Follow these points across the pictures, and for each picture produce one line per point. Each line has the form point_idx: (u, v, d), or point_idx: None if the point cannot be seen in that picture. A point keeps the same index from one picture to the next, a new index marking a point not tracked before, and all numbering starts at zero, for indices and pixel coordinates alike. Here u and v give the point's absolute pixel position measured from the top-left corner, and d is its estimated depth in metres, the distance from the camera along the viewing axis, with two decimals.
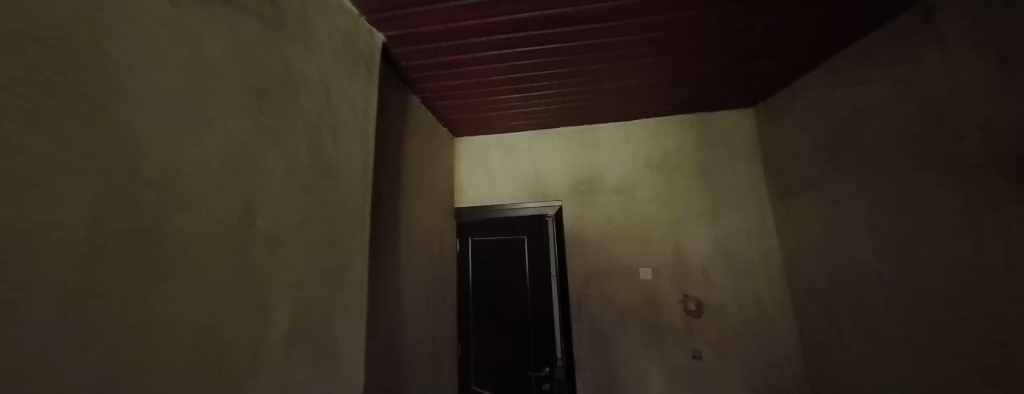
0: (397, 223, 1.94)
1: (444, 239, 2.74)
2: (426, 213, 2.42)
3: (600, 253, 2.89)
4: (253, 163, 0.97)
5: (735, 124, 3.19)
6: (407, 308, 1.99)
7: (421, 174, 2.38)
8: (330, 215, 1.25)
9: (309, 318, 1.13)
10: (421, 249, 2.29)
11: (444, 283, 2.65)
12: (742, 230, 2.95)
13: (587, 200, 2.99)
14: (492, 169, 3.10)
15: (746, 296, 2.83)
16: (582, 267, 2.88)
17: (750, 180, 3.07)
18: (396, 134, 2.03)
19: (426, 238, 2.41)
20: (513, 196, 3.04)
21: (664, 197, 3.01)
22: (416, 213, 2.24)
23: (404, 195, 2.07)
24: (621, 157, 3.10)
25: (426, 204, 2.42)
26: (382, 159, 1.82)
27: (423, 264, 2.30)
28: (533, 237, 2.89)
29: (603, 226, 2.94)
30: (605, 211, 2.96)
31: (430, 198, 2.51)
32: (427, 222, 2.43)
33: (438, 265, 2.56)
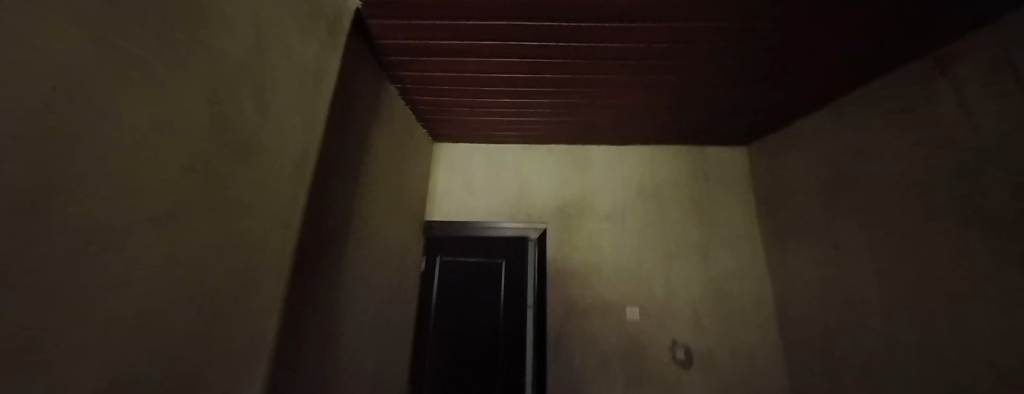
0: (344, 232, 1.55)
1: (407, 255, 2.35)
2: (388, 222, 2.04)
3: (582, 288, 2.53)
4: (91, 120, 0.57)
5: (729, 161, 2.87)
6: (340, 339, 1.55)
7: (386, 175, 1.99)
8: (225, 215, 0.86)
9: (156, 373, 0.70)
10: (374, 264, 1.88)
11: (405, 307, 2.29)
12: (730, 275, 2.59)
13: (574, 227, 2.66)
14: (472, 181, 2.75)
15: (741, 348, 2.46)
16: (562, 301, 2.50)
17: (741, 219, 2.74)
18: (359, 124, 1.66)
19: (386, 253, 2.03)
20: (492, 213, 2.67)
21: (657, 229, 2.68)
22: (373, 220, 1.86)
23: (361, 198, 1.69)
24: (614, 182, 2.79)
25: (387, 212, 2.04)
26: (333, 148, 1.42)
27: (374, 284, 1.90)
28: (513, 262, 2.62)
29: (586, 257, 2.58)
30: (587, 240, 2.63)
31: (393, 206, 2.12)
32: (387, 234, 2.05)
33: (392, 288, 2.12)
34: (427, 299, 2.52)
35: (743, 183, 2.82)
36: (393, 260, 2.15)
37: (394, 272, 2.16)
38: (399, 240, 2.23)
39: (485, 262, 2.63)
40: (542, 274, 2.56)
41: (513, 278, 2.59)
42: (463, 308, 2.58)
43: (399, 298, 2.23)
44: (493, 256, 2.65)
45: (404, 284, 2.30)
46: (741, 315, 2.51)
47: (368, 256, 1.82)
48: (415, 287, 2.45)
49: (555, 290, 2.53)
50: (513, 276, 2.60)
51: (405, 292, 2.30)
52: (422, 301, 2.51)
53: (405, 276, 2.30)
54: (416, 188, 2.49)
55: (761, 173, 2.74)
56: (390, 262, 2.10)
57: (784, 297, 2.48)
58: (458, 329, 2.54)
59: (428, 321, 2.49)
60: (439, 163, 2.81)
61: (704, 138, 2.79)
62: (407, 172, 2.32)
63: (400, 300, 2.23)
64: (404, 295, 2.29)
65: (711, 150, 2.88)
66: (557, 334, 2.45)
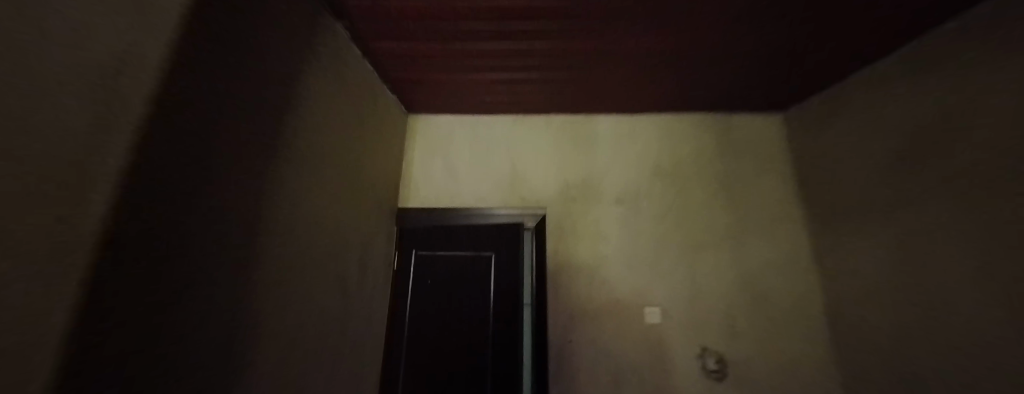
0: (246, 215, 1.04)
1: (368, 250, 1.87)
2: (331, 207, 1.52)
3: (587, 286, 2.06)
4: None
5: (761, 133, 2.29)
6: (247, 367, 1.06)
7: (326, 142, 1.45)
8: None
9: None
10: (311, 262, 1.39)
11: (360, 314, 1.79)
12: (769, 265, 2.08)
13: (579, 213, 2.15)
14: (455, 159, 2.25)
15: (781, 355, 1.96)
16: (568, 300, 2.04)
17: (782, 202, 2.17)
18: (273, 66, 1.14)
19: (330, 247, 1.53)
20: (478, 197, 2.17)
21: (679, 212, 2.15)
22: (306, 203, 1.34)
23: (277, 171, 1.17)
24: (626, 157, 2.23)
25: (333, 194, 1.53)
26: (218, 90, 0.91)
27: (314, 289, 1.41)
28: (506, 254, 2.05)
29: (591, 250, 2.10)
30: (596, 229, 2.13)
31: (345, 187, 1.63)
32: (334, 223, 1.54)
33: (341, 290, 1.63)
34: (402, 299, 2.06)
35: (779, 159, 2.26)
36: (345, 254, 1.66)
37: (345, 272, 1.66)
38: (353, 232, 1.73)
39: (473, 256, 2.09)
40: (540, 272, 2.08)
41: (506, 274, 2.03)
42: (445, 314, 2.02)
43: (354, 304, 1.73)
44: (481, 249, 2.09)
45: (359, 287, 1.78)
46: (791, 315, 2.01)
47: (300, 252, 1.32)
48: (383, 288, 2.01)
49: (554, 288, 2.06)
50: (506, 271, 2.03)
51: (365, 295, 1.83)
52: (397, 301, 2.06)
53: (362, 274, 1.82)
54: (380, 168, 1.98)
55: (805, 143, 2.19)
56: (339, 258, 1.61)
57: (839, 293, 1.96)
58: (437, 342, 1.99)
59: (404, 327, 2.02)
60: (414, 139, 2.29)
61: (737, 104, 2.27)
62: (366, 146, 1.81)
63: (355, 307, 1.74)
64: (361, 300, 1.81)
65: (741, 120, 2.32)
66: (560, 342, 2.00)
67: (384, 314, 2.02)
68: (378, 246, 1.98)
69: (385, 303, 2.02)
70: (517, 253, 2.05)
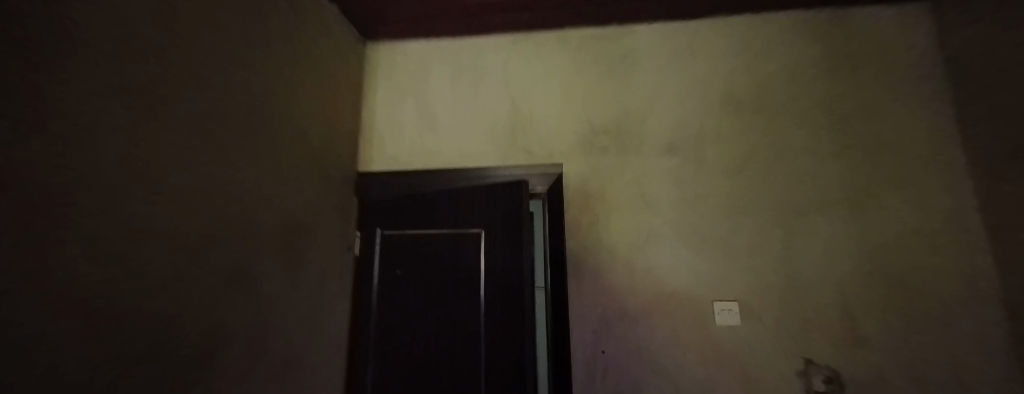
0: None
1: (305, 232, 1.28)
2: (215, 160, 0.91)
3: (624, 273, 1.41)
4: None
5: (890, 32, 1.44)
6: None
7: (176, 41, 0.81)
8: None
9: None
10: (185, 237, 0.81)
11: (301, 322, 1.23)
12: (912, 236, 1.33)
13: (614, 170, 1.46)
14: (431, 101, 1.59)
15: (933, 370, 1.26)
16: (598, 292, 1.41)
17: (929, 133, 1.37)
18: None
19: (224, 224, 0.93)
20: (465, 152, 1.53)
21: (763, 162, 1.42)
22: (146, 146, 0.73)
23: (40, 71, 0.55)
24: (679, 84, 1.48)
25: (218, 138, 0.92)
26: None
27: (195, 292, 0.84)
28: (501, 228, 1.37)
29: (632, 223, 1.44)
30: (641, 193, 1.44)
31: (244, 130, 1.01)
32: (223, 185, 0.93)
33: (259, 290, 1.05)
34: (368, 295, 1.49)
35: (926, 68, 1.41)
36: (259, 237, 1.06)
37: (263, 264, 1.07)
38: (278, 204, 1.14)
39: (455, 233, 1.41)
40: (557, 251, 1.44)
41: (503, 257, 1.35)
42: (420, 317, 1.39)
43: (285, 312, 1.16)
44: (465, 223, 1.41)
45: (290, 285, 1.19)
46: (951, 312, 1.27)
47: (143, 231, 0.72)
48: (337, 281, 1.45)
49: (577, 277, 1.42)
50: (501, 254, 1.35)
51: (302, 295, 1.25)
52: (360, 297, 1.50)
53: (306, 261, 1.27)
54: (317, 113, 1.35)
55: (968, 33, 1.31)
56: (246, 244, 1.01)
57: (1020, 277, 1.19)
58: (411, 357, 1.38)
59: (369, 334, 1.45)
60: (375, 78, 1.65)
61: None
62: (283, 73, 1.17)
63: (287, 315, 1.17)
64: (299, 301, 1.23)
65: (861, 15, 1.46)
66: (588, 353, 1.38)
67: (342, 315, 1.47)
68: (323, 225, 1.38)
69: (344, 300, 1.48)
70: (518, 225, 1.35)
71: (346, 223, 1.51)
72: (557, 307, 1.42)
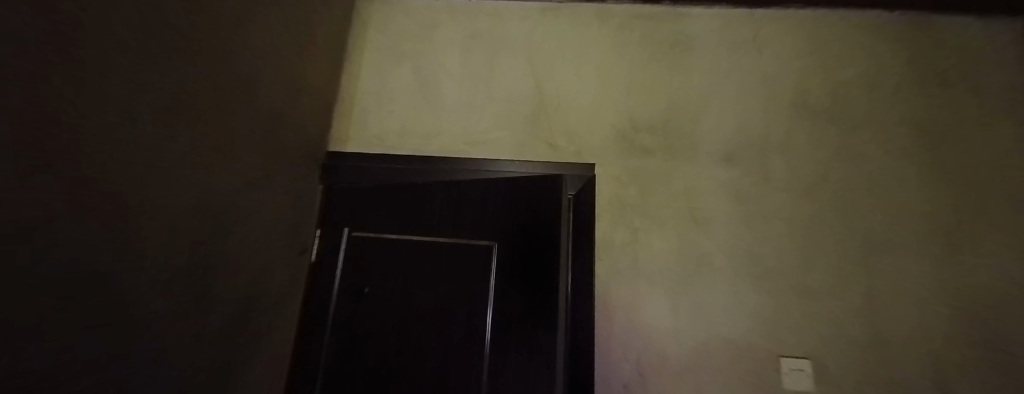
0: None
1: (241, 221, 0.89)
2: (123, 82, 0.54)
3: (666, 312, 1.09)
4: None
5: (977, 50, 1.25)
6: None
7: None
8: None
9: None
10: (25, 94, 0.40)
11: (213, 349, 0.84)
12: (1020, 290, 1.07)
13: (660, 178, 1.16)
14: (433, 70, 1.26)
15: None
16: (632, 333, 1.08)
17: None
18: None
19: (120, 186, 0.56)
20: (472, 137, 1.19)
21: (841, 185, 1.15)
22: None
23: None
24: (745, 82, 1.22)
25: (137, 49, 0.56)
26: None
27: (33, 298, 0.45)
28: (524, 243, 1.01)
29: (680, 248, 1.13)
30: (693, 210, 1.14)
31: (186, 50, 0.65)
32: (128, 131, 0.56)
33: (147, 302, 0.65)
34: (324, 316, 1.10)
35: None
36: (170, 219, 0.68)
37: (168, 260, 0.69)
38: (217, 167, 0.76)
39: (452, 242, 1.05)
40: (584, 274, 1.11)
41: (524, 284, 0.99)
42: (393, 353, 1.01)
43: (189, 335, 0.76)
44: (466, 227, 1.06)
45: (205, 295, 0.80)
46: None
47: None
48: (279, 289, 1.06)
49: (606, 312, 1.09)
50: (520, 279, 1.00)
51: (223, 310, 0.86)
52: (312, 318, 1.11)
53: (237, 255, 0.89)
54: (288, 62, 1.00)
55: None
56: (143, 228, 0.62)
57: None
58: None
59: (320, 370, 1.06)
60: (367, 36, 1.31)
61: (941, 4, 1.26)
62: None
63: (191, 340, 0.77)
64: (217, 318, 0.84)
65: (946, 28, 1.27)
66: None
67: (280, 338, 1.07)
68: (270, 214, 1.00)
69: (285, 320, 1.09)
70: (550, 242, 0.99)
71: (302, 215, 1.12)
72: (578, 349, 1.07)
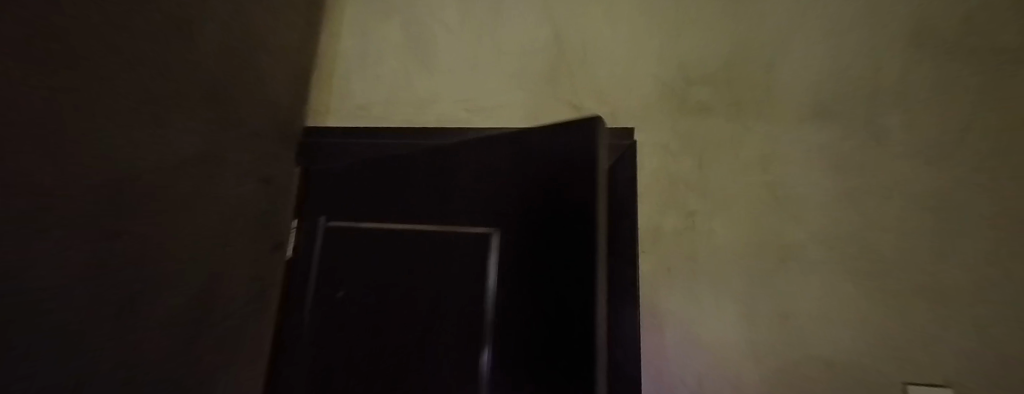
0: None
1: (200, 205, 0.74)
2: None
3: (735, 323, 0.82)
4: None
5: None
6: None
7: None
8: None
9: None
10: None
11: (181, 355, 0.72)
12: None
13: (723, 144, 0.89)
14: (430, 26, 1.04)
15: None
16: (689, 350, 0.82)
17: None
18: None
19: None
20: (475, 102, 0.97)
21: (994, 144, 0.81)
22: None
23: None
24: (828, 16, 0.93)
25: None
26: None
27: None
28: (543, 229, 0.70)
29: (756, 234, 0.84)
30: (773, 185, 0.86)
31: None
32: None
33: (60, 307, 0.51)
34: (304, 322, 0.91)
35: None
36: (91, 197, 0.54)
37: (94, 250, 0.55)
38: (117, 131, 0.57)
39: (439, 233, 0.81)
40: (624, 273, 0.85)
41: (542, 288, 0.68)
42: (373, 378, 0.80)
43: (142, 341, 0.64)
44: (456, 212, 0.81)
45: (160, 291, 0.67)
46: None
47: None
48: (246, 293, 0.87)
49: (654, 321, 0.84)
50: (534, 281, 0.69)
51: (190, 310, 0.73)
52: (290, 324, 0.93)
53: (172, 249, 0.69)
54: (248, 13, 0.82)
55: None
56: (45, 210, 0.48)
57: None
58: None
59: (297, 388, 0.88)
60: None
61: None
62: None
63: (147, 347, 0.65)
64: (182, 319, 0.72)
65: None
66: None
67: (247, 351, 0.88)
68: (238, 197, 0.83)
69: (254, 331, 0.90)
70: (584, 228, 0.65)
71: (273, 202, 0.94)
72: (620, 370, 0.82)
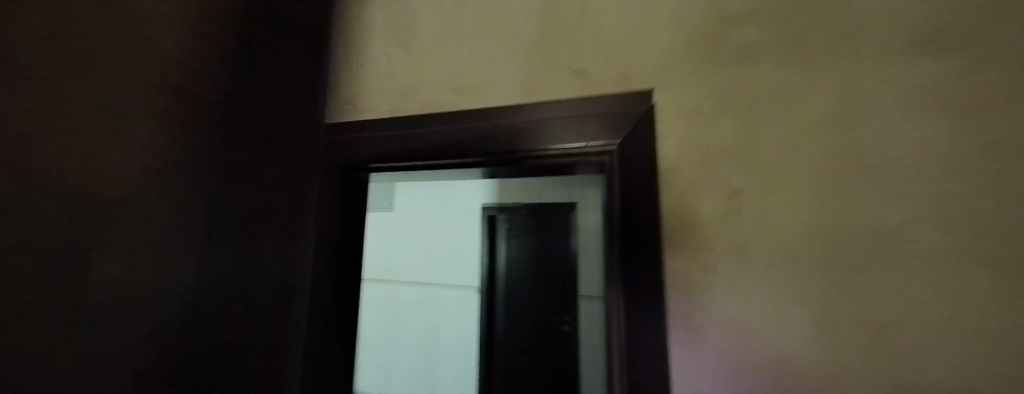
0: None
1: (177, 192, 0.68)
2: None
3: (797, 328, 0.61)
4: None
5: None
6: None
7: None
8: None
9: None
10: None
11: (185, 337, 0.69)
12: None
13: (779, 98, 0.67)
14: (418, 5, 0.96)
15: None
16: (733, 361, 0.63)
17: None
18: None
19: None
20: (467, 84, 0.92)
21: None
22: None
23: None
24: None
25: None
26: None
27: None
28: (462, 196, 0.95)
29: (832, 215, 0.62)
30: (860, 146, 0.62)
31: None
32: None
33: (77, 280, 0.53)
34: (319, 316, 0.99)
35: None
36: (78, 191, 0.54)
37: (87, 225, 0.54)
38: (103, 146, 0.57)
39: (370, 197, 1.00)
40: (644, 265, 0.69)
41: None
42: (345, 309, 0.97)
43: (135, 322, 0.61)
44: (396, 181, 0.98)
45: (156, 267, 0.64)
46: None
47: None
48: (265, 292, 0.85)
49: (685, 324, 0.66)
50: None
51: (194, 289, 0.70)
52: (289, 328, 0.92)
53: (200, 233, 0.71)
54: (232, 10, 0.78)
55: None
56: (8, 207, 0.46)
57: None
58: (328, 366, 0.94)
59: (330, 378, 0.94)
60: None
61: None
62: None
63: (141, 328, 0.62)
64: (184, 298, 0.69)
65: None
66: None
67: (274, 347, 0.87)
68: (204, 190, 0.72)
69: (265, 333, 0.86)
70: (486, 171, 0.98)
71: (238, 208, 0.79)
72: (642, 381, 0.66)
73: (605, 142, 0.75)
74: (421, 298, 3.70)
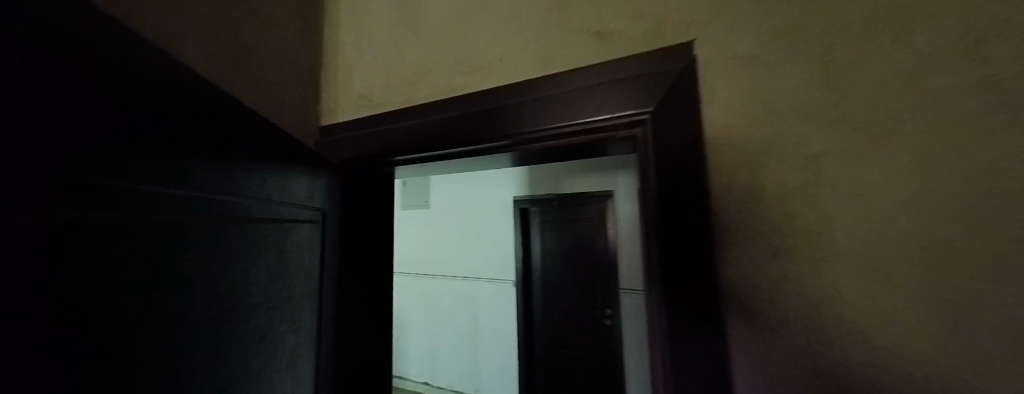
0: None
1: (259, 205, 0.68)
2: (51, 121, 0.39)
3: (908, 322, 0.48)
4: None
5: None
6: None
7: None
8: None
9: None
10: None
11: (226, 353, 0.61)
12: None
13: (866, 34, 0.52)
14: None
15: None
16: (819, 362, 0.51)
17: None
18: None
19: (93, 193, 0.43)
20: (478, 61, 0.83)
21: None
22: None
23: None
24: None
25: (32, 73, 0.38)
26: None
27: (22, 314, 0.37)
28: None
29: (951, 178, 0.47)
30: (992, 84, 0.46)
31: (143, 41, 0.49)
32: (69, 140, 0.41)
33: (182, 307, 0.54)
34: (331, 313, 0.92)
35: None
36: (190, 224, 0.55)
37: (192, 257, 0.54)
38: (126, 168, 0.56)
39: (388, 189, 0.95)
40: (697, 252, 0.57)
41: None
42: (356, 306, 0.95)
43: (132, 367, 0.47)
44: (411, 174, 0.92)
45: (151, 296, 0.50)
46: None
47: None
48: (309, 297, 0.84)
49: (753, 319, 0.54)
50: None
51: (199, 313, 0.57)
52: (304, 333, 0.82)
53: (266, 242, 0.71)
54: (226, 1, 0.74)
55: None
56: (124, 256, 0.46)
57: None
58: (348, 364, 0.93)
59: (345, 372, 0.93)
60: None
61: None
62: None
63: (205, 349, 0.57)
64: (199, 321, 0.57)
65: None
66: None
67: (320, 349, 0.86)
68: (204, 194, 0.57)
69: (278, 348, 0.73)
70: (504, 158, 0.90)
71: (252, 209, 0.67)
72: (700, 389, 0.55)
73: (637, 109, 0.63)
74: (462, 293, 3.69)
